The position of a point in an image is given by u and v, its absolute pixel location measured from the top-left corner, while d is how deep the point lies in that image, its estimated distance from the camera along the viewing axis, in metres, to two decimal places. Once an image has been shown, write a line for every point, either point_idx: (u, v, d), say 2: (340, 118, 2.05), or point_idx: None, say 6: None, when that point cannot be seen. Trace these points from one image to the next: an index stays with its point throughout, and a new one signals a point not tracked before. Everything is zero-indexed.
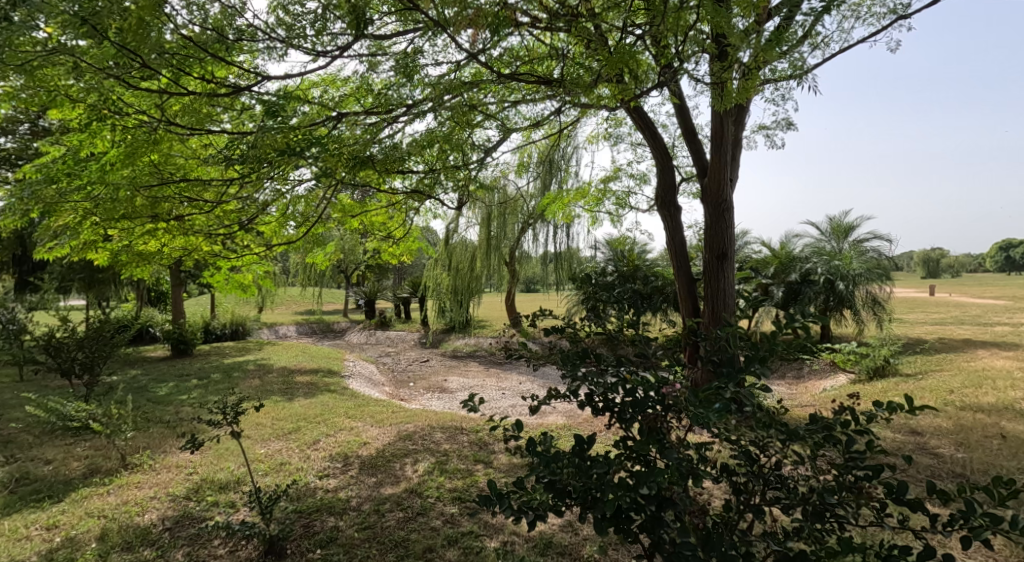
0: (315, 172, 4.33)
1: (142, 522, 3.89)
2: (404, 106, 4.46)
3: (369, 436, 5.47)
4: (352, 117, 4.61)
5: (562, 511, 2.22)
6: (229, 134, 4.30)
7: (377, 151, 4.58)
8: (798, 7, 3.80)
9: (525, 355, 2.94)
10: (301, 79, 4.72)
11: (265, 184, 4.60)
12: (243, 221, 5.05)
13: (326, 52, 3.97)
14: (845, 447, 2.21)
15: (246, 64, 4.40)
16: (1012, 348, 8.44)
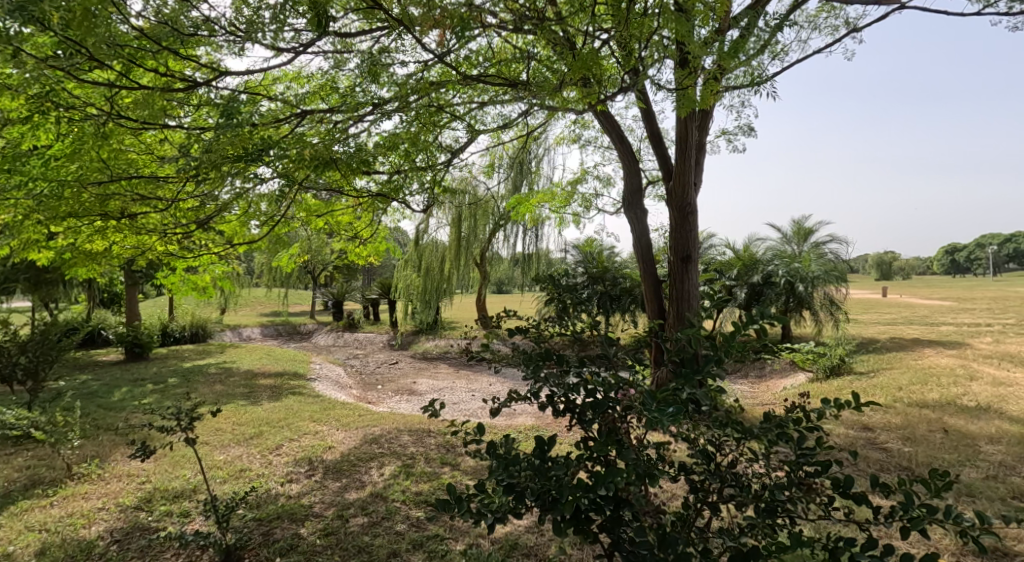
0: (279, 170, 4.13)
1: (88, 534, 3.71)
2: (370, 106, 4.36)
3: (333, 440, 5.35)
4: (318, 115, 4.50)
5: (522, 513, 2.19)
6: (186, 130, 4.11)
7: (341, 151, 4.41)
8: (757, 18, 3.91)
9: (488, 358, 2.90)
10: (264, 74, 4.58)
11: (226, 183, 4.33)
12: (200, 219, 4.81)
13: (289, 49, 3.87)
14: (795, 446, 2.25)
15: (207, 59, 4.24)
16: (954, 347, 8.90)
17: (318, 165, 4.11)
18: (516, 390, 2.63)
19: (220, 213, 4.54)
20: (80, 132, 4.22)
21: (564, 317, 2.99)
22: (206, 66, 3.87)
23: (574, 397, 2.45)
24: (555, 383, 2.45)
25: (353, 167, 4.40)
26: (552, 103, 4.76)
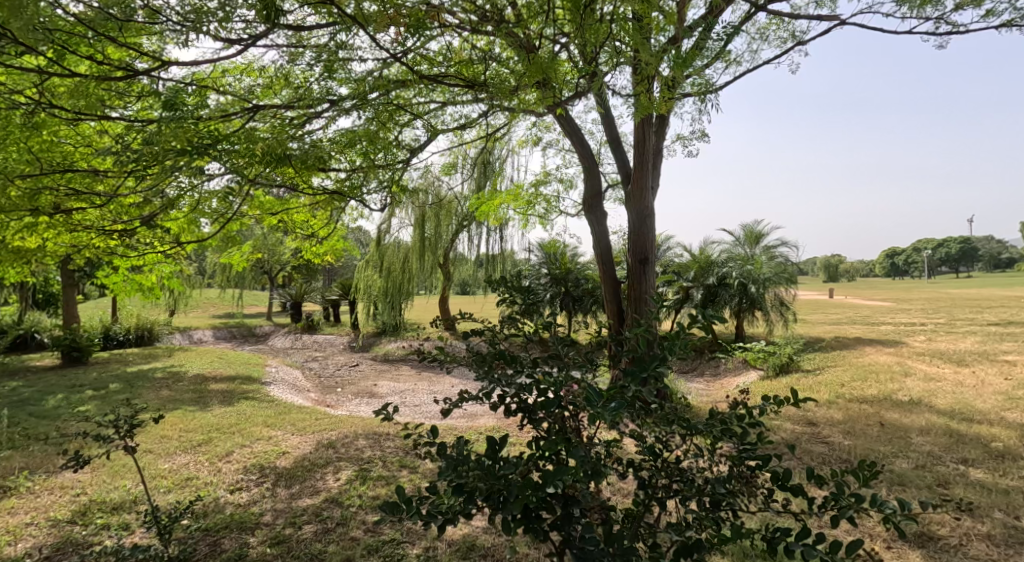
0: (228, 167, 3.73)
1: (15, 552, 3.43)
2: (325, 103, 4.03)
3: (288, 446, 4.89)
4: (271, 109, 4.18)
5: (473, 515, 1.79)
6: (128, 122, 3.79)
7: (295, 148, 4.03)
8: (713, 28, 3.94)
9: (438, 358, 2.39)
10: (213, 65, 4.29)
11: (173, 180, 3.92)
12: (145, 217, 4.46)
13: (239, 41, 3.59)
14: (736, 437, 1.88)
15: (151, 47, 3.95)
16: (894, 345, 9.32)
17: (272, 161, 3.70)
18: (469, 390, 2.20)
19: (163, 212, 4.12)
20: (8, 123, 3.89)
21: (518, 305, 2.46)
22: (149, 56, 3.58)
23: (527, 396, 2.01)
24: (505, 381, 2.01)
25: (307, 166, 4.01)
26: (514, 106, 4.64)
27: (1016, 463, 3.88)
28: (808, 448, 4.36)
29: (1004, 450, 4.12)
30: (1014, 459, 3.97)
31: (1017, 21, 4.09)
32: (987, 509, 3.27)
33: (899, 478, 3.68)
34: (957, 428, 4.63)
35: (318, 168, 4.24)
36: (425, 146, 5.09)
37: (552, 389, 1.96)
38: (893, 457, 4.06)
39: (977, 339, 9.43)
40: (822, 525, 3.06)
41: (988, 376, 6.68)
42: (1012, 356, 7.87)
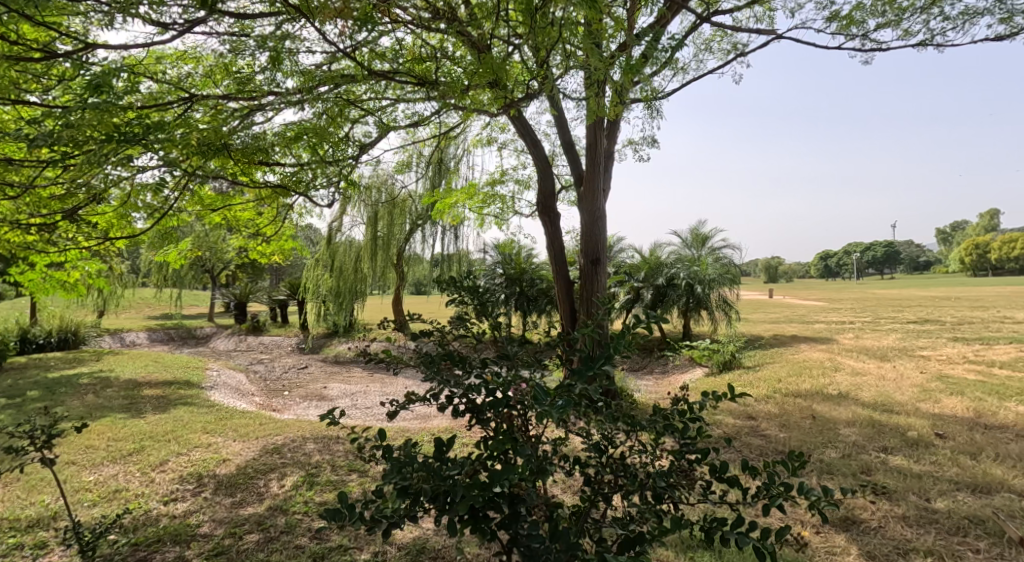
0: (162, 159, 3.56)
1: None
2: (269, 95, 3.92)
3: (230, 452, 4.72)
4: (211, 100, 4.03)
5: (419, 517, 1.81)
6: (46, 107, 3.56)
7: (236, 140, 3.90)
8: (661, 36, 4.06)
9: (386, 359, 2.38)
10: (147, 51, 4.10)
11: (100, 172, 3.71)
12: (68, 211, 4.20)
13: (174, 26, 3.45)
14: (678, 432, 1.97)
15: (75, 29, 3.73)
16: (826, 342, 9.85)
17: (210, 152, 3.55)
18: (416, 392, 2.21)
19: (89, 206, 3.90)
20: None
21: (469, 305, 2.48)
22: (73, 38, 3.41)
23: (475, 397, 2.05)
24: (454, 382, 2.03)
25: (249, 159, 3.87)
26: (466, 105, 4.64)
27: (930, 450, 4.19)
28: (746, 441, 4.57)
29: (919, 438, 4.43)
30: (927, 446, 4.29)
31: (932, 41, 4.42)
32: (903, 493, 3.52)
33: (827, 467, 3.91)
34: (879, 419, 4.95)
35: (261, 161, 4.11)
36: (376, 143, 5.03)
37: (499, 389, 1.99)
38: (823, 448, 4.30)
39: (900, 336, 10.09)
40: (758, 514, 3.22)
41: (908, 370, 7.16)
42: (930, 350, 8.46)
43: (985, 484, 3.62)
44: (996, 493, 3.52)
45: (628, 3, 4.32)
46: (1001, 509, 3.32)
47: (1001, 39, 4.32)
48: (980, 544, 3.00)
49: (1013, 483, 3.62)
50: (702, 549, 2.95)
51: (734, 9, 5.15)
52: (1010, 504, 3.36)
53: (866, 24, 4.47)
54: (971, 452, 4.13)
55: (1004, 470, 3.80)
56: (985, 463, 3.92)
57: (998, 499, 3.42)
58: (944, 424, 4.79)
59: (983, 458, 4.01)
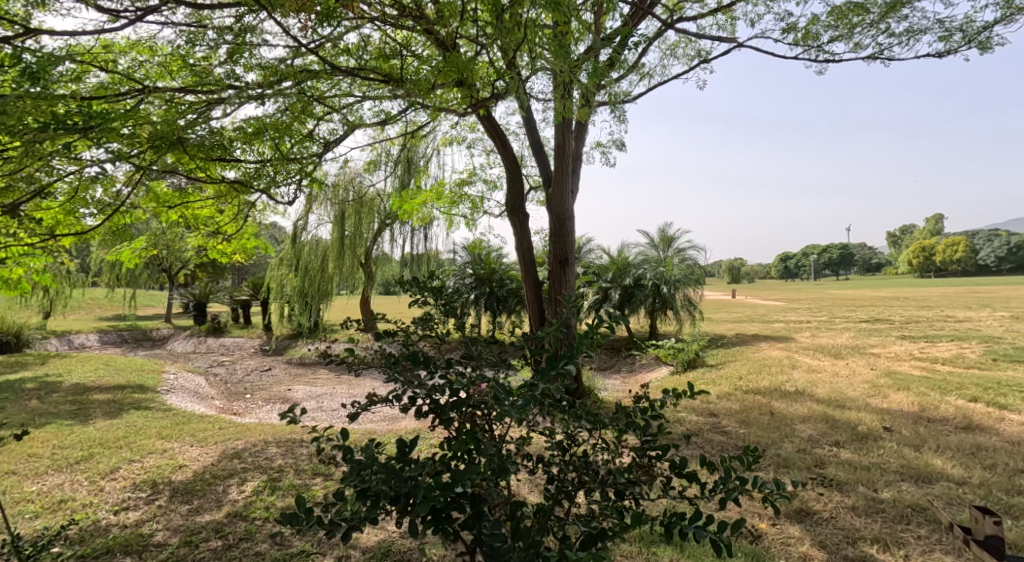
0: (111, 152, 3.42)
1: None
2: (229, 89, 3.81)
3: (186, 458, 4.57)
4: (167, 93, 3.90)
5: (379, 521, 1.79)
6: None
7: (194, 134, 3.77)
8: (628, 40, 4.10)
9: (347, 361, 2.35)
10: (96, 40, 3.93)
11: (44, 165, 3.54)
12: (8, 207, 3.99)
13: (126, 14, 3.33)
14: (639, 430, 2.00)
15: (17, 15, 3.55)
16: (785, 341, 10.14)
17: (165, 146, 3.43)
18: (378, 393, 2.18)
19: (32, 201, 3.72)
20: None
21: (434, 306, 2.47)
22: (13, 23, 3.25)
23: (438, 397, 2.04)
24: (416, 382, 2.02)
25: (207, 153, 3.75)
26: (433, 104, 4.62)
27: (877, 443, 4.36)
28: (708, 437, 4.66)
29: (868, 432, 4.60)
30: (876, 439, 4.46)
31: (881, 55, 4.60)
32: (853, 484, 3.64)
33: (784, 461, 4.02)
34: (833, 414, 5.12)
35: (219, 157, 3.99)
36: (342, 141, 4.96)
37: (462, 390, 1.99)
38: (780, 442, 4.42)
39: (854, 334, 10.47)
40: (717, 508, 3.28)
41: (861, 367, 7.42)
42: (880, 348, 8.81)
43: (927, 474, 3.79)
44: (937, 482, 3.68)
45: (595, 7, 4.36)
46: (941, 497, 3.47)
47: (942, 55, 4.52)
48: (922, 531, 3.13)
49: (952, 472, 3.80)
50: (664, 543, 3.00)
51: (698, 17, 5.25)
52: (949, 492, 3.52)
53: (820, 37, 4.63)
54: (914, 444, 4.31)
55: (944, 460, 3.99)
56: (927, 454, 4.10)
57: (938, 488, 3.58)
58: (891, 418, 4.99)
59: (926, 450, 4.19)
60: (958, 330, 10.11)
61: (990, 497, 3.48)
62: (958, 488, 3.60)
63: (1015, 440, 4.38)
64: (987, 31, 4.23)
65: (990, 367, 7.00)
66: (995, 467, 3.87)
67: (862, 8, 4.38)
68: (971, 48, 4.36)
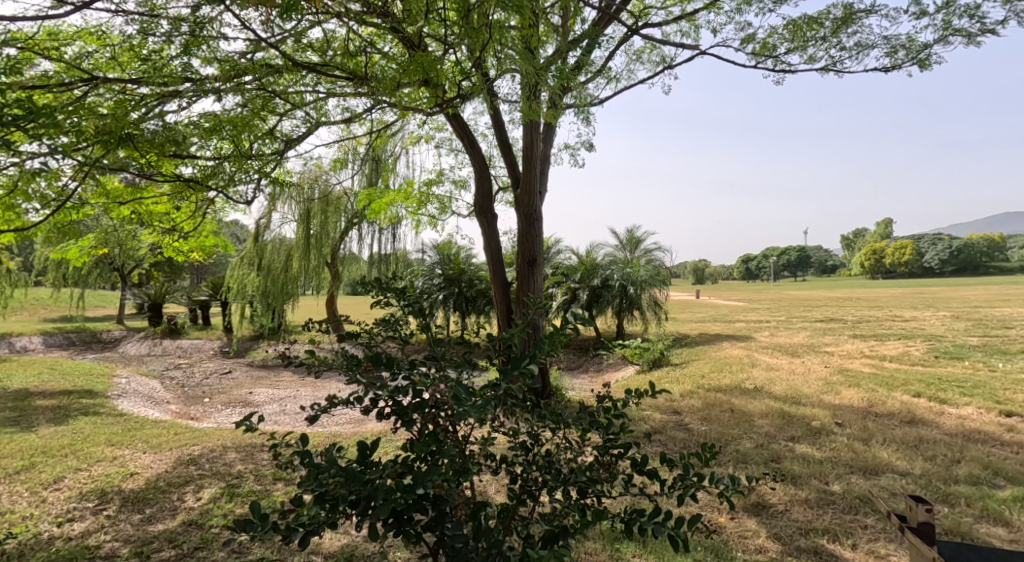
0: (56, 146, 3.26)
1: None
2: (185, 83, 3.68)
3: (138, 466, 4.39)
4: (118, 85, 3.75)
5: (339, 525, 1.75)
6: None
7: (147, 128, 3.63)
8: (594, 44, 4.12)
9: (307, 363, 2.29)
10: (39, 28, 3.74)
11: None
12: None
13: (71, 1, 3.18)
14: (602, 428, 2.00)
15: None
16: (746, 340, 10.39)
17: (115, 141, 3.30)
18: (339, 395, 2.13)
19: None
20: None
21: (398, 307, 2.43)
22: None
23: (401, 398, 2.00)
24: (377, 384, 1.98)
25: (161, 149, 3.61)
26: (398, 103, 4.56)
27: (830, 437, 4.49)
28: (671, 435, 4.72)
29: (822, 427, 4.75)
30: (828, 434, 4.60)
31: (834, 67, 4.75)
32: (806, 478, 3.74)
33: (742, 457, 4.10)
34: (789, 410, 5.26)
35: (175, 153, 3.85)
36: (305, 138, 4.85)
37: (425, 390, 1.96)
38: (739, 439, 4.51)
39: (810, 333, 10.80)
40: (677, 504, 3.33)
41: (816, 364, 7.66)
42: (833, 346, 9.11)
43: (873, 466, 3.92)
44: (883, 474, 3.81)
45: (561, 10, 4.38)
46: (886, 489, 3.60)
47: (887, 71, 4.70)
48: (869, 521, 3.24)
49: (897, 464, 3.94)
50: (627, 539, 3.02)
51: (662, 23, 5.33)
52: (894, 484, 3.65)
53: (777, 48, 4.75)
54: (863, 438, 4.46)
55: (890, 453, 4.13)
56: (874, 447, 4.24)
57: (884, 479, 3.71)
58: (842, 413, 5.15)
59: (873, 443, 4.33)
60: (905, 329, 10.55)
61: (931, 486, 3.62)
62: (902, 479, 3.73)
63: (955, 433, 4.58)
64: (927, 50, 4.42)
65: (934, 364, 7.32)
66: (936, 457, 4.03)
67: (816, 22, 4.51)
68: (913, 65, 4.55)
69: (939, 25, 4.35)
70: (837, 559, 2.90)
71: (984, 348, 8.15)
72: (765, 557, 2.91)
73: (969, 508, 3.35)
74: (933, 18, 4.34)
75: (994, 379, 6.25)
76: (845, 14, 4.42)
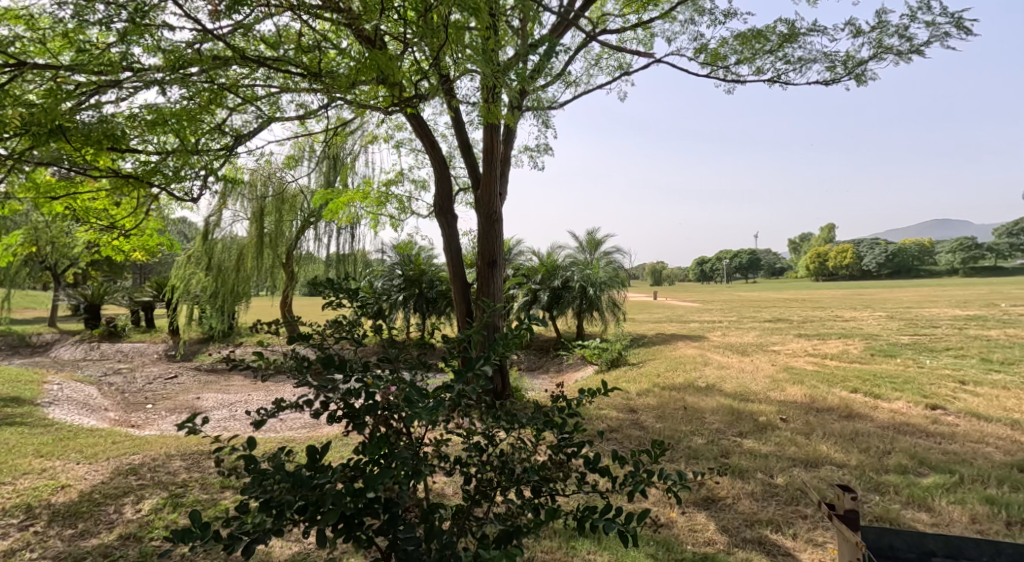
0: None
1: None
2: (125, 73, 3.49)
3: (71, 477, 4.15)
4: (49, 72, 3.51)
5: (286, 531, 1.69)
6: None
7: (80, 120, 3.42)
8: (554, 48, 4.13)
9: (253, 366, 2.20)
10: None
11: None
12: None
13: None
14: (555, 428, 1.99)
15: None
16: (699, 339, 10.63)
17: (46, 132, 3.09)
18: (286, 399, 2.06)
19: None
20: None
21: (350, 308, 2.37)
22: None
23: (352, 401, 1.95)
24: (327, 386, 1.91)
25: (99, 142, 3.40)
26: (355, 101, 4.45)
27: (774, 432, 4.62)
28: (626, 433, 4.77)
29: (768, 422, 4.90)
30: (773, 428, 4.75)
31: (779, 79, 4.91)
32: (752, 472, 3.84)
33: (693, 453, 4.18)
34: (739, 407, 5.41)
35: (115, 147, 3.64)
36: (256, 134, 4.68)
37: (377, 393, 1.92)
38: (691, 435, 4.60)
39: (760, 332, 11.14)
40: (629, 501, 3.36)
41: (765, 363, 7.90)
42: (781, 345, 9.44)
43: (814, 459, 4.06)
44: (822, 466, 3.95)
45: (521, 14, 4.38)
46: (824, 479, 3.73)
47: (827, 84, 4.89)
48: (808, 511, 3.34)
49: (835, 456, 4.09)
50: (581, 537, 3.02)
51: (619, 31, 5.40)
52: (832, 475, 3.79)
53: (727, 58, 4.87)
54: (805, 432, 4.62)
55: (829, 445, 4.29)
56: (815, 441, 4.40)
57: (823, 471, 3.84)
58: (786, 409, 5.33)
59: (814, 437, 4.49)
60: (846, 328, 11.03)
61: (864, 476, 3.77)
62: (839, 470, 3.88)
63: (888, 425, 4.80)
64: (863, 66, 4.61)
65: (871, 361, 7.67)
66: (870, 449, 4.21)
67: (762, 35, 4.66)
68: (851, 80, 4.74)
69: (873, 42, 4.54)
70: (779, 549, 2.98)
71: (915, 345, 8.60)
72: (713, 549, 2.96)
73: (897, 495, 3.50)
74: (868, 36, 4.54)
75: (924, 374, 6.59)
76: (790, 30, 4.58)
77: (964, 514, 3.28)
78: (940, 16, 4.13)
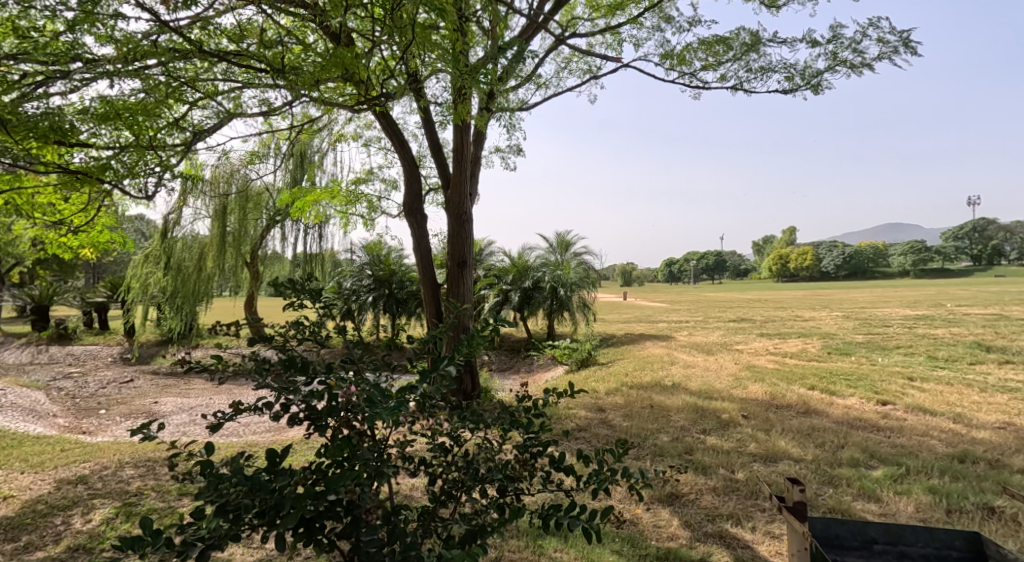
0: None
1: None
2: (75, 63, 3.34)
3: (15, 488, 3.96)
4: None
5: (242, 536, 1.63)
6: None
7: (23, 112, 3.25)
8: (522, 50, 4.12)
9: (208, 368, 2.12)
10: None
11: None
12: None
13: None
14: (521, 427, 1.98)
15: None
16: (666, 339, 10.78)
17: None
18: (244, 402, 1.99)
19: None
20: None
21: (312, 309, 2.31)
22: None
23: (314, 402, 1.90)
24: (287, 388, 1.86)
25: (45, 136, 3.24)
26: (321, 98, 4.37)
27: (736, 429, 4.71)
28: (593, 432, 4.80)
29: (730, 419, 4.99)
30: (735, 425, 4.84)
31: (742, 86, 5.02)
32: (714, 468, 3.90)
33: (658, 451, 4.23)
34: (703, 404, 5.50)
35: (65, 142, 3.48)
36: (216, 130, 4.54)
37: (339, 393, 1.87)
38: (657, 433, 4.66)
39: (725, 332, 11.36)
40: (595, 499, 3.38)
41: (729, 362, 8.07)
42: (745, 344, 9.65)
43: (773, 454, 4.15)
44: (780, 461, 4.04)
45: (490, 16, 4.36)
46: (782, 474, 3.82)
47: (786, 93, 5.01)
48: (766, 504, 3.41)
49: (792, 451, 4.19)
50: (547, 535, 3.02)
51: (588, 35, 5.43)
52: (789, 469, 3.88)
53: (692, 64, 4.94)
54: (765, 428, 4.72)
55: (787, 441, 4.40)
56: (774, 436, 4.50)
57: (781, 466, 3.93)
58: (748, 406, 5.44)
59: (774, 433, 4.59)
60: (806, 327, 11.35)
61: (819, 470, 3.87)
62: (796, 464, 3.98)
63: (843, 421, 4.95)
64: (819, 77, 4.75)
65: (829, 359, 7.89)
66: (825, 444, 4.33)
67: (725, 42, 4.75)
68: (808, 90, 4.87)
69: (829, 55, 4.67)
70: (739, 542, 3.03)
71: (869, 344, 8.90)
72: (675, 544, 3.00)
73: (849, 487, 3.61)
74: (824, 47, 4.66)
75: (878, 371, 6.82)
76: (753, 39, 4.69)
77: (910, 503, 3.40)
78: (890, 32, 4.28)
